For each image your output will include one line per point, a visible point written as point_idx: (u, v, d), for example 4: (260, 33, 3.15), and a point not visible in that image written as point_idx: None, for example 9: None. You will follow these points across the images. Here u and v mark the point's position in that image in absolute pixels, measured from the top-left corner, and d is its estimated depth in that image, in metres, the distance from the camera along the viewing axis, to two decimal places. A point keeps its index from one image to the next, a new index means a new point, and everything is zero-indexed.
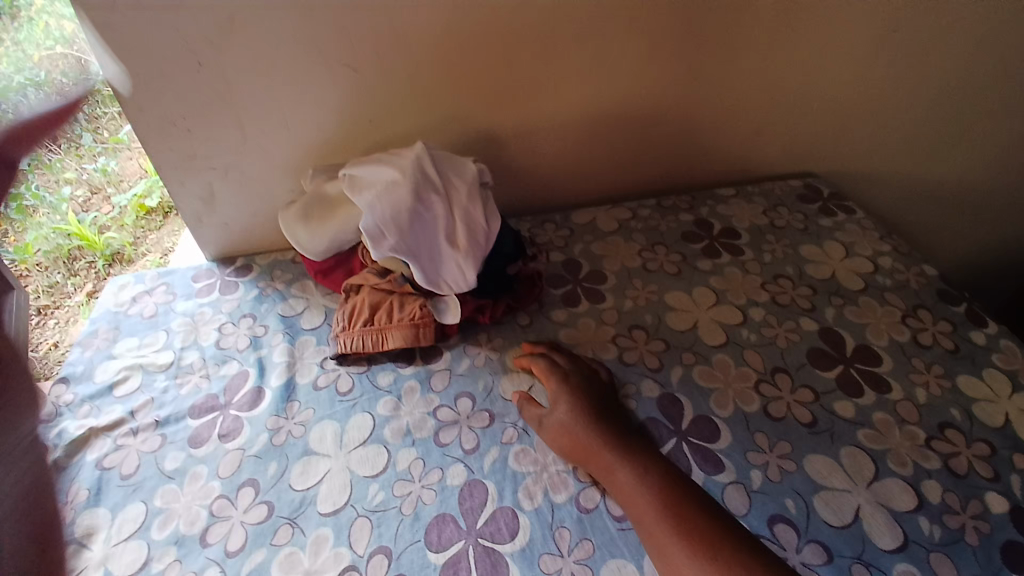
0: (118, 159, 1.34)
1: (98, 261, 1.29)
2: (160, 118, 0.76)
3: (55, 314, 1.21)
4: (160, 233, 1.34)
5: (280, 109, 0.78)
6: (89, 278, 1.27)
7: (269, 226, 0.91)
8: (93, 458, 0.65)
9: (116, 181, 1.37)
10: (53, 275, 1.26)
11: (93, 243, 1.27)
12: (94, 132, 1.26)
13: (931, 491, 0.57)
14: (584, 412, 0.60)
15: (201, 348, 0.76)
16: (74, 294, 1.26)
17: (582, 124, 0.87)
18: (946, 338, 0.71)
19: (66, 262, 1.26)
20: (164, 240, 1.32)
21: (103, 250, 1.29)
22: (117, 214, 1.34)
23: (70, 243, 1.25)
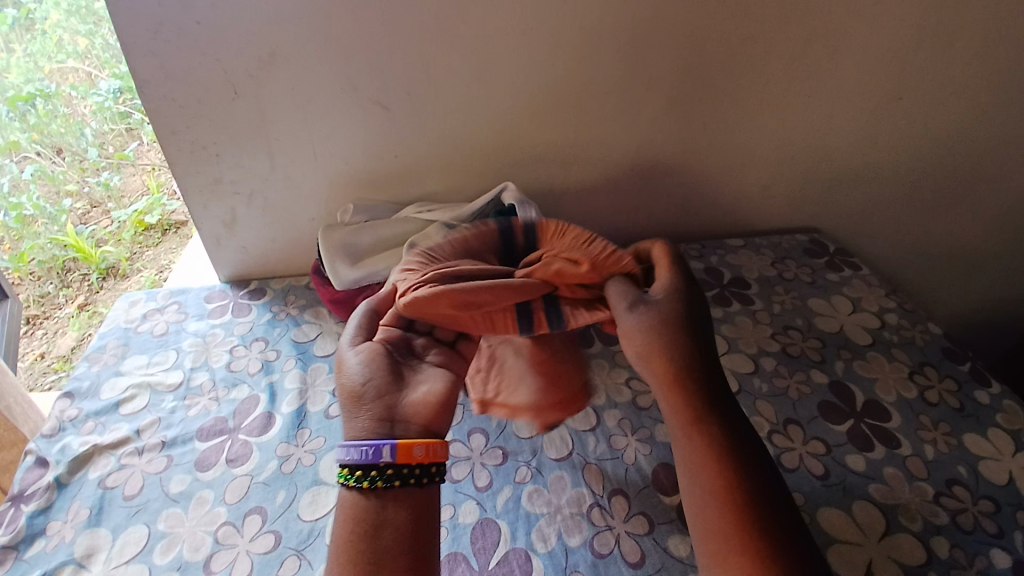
0: (122, 174, 1.35)
1: (93, 273, 1.28)
2: (194, 142, 0.78)
3: (44, 324, 1.23)
4: (157, 250, 1.31)
5: (311, 141, 0.80)
6: (82, 290, 1.27)
7: (286, 252, 0.91)
8: (95, 476, 0.64)
9: (117, 196, 1.35)
10: (47, 285, 1.26)
11: (89, 256, 1.26)
12: (99, 145, 1.33)
13: (939, 546, 0.56)
14: (690, 348, 0.50)
15: (211, 369, 0.75)
16: (65, 305, 1.26)
17: (600, 170, 0.90)
18: (951, 396, 0.72)
19: (61, 273, 1.27)
20: (161, 257, 1.30)
21: (99, 264, 1.28)
22: (115, 228, 1.32)
23: (67, 255, 1.26)
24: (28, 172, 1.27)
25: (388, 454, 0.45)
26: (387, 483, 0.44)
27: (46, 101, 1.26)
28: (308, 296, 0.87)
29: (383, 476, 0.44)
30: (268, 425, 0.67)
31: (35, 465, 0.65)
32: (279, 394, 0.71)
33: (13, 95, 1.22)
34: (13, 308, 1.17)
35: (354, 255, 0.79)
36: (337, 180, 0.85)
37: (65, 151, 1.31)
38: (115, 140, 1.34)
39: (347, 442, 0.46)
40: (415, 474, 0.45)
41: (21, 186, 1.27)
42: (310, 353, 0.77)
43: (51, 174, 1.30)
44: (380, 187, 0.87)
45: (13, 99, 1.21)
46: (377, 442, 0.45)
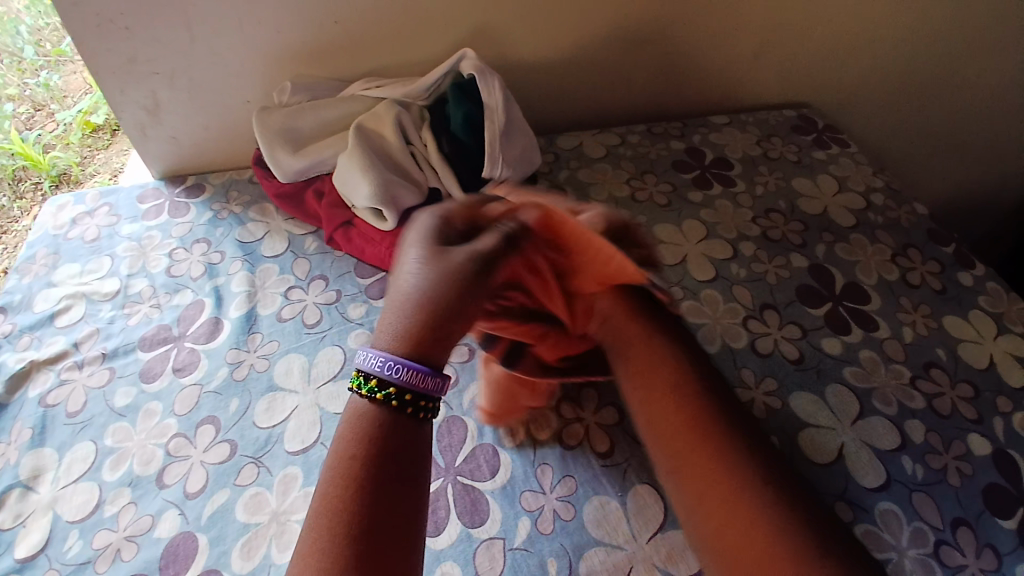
0: (62, 72, 1.19)
1: (45, 182, 1.10)
2: (93, 12, 0.67)
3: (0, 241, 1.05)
4: (108, 153, 1.16)
5: (231, 7, 0.68)
6: (38, 200, 1.08)
7: (223, 142, 0.82)
8: (36, 393, 0.60)
9: (59, 96, 1.17)
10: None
11: (38, 162, 1.08)
12: (34, 41, 1.17)
13: (914, 431, 0.56)
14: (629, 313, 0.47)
15: (150, 275, 0.69)
16: (21, 220, 1.08)
17: (570, 41, 0.80)
18: (934, 278, 0.70)
19: (12, 183, 1.08)
20: (113, 160, 1.15)
21: (49, 171, 1.10)
22: (61, 131, 1.14)
23: (16, 163, 1.08)
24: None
25: (424, 380, 0.37)
26: None
27: None
28: (252, 192, 0.79)
29: (414, 403, 0.37)
30: (215, 331, 0.63)
31: None
32: (226, 298, 0.66)
33: None
34: None
35: (295, 142, 0.71)
36: (271, 55, 0.74)
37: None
38: (52, 36, 1.18)
39: None
40: None
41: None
42: (258, 253, 0.71)
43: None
44: (321, 62, 0.76)
45: None
46: (414, 363, 0.37)
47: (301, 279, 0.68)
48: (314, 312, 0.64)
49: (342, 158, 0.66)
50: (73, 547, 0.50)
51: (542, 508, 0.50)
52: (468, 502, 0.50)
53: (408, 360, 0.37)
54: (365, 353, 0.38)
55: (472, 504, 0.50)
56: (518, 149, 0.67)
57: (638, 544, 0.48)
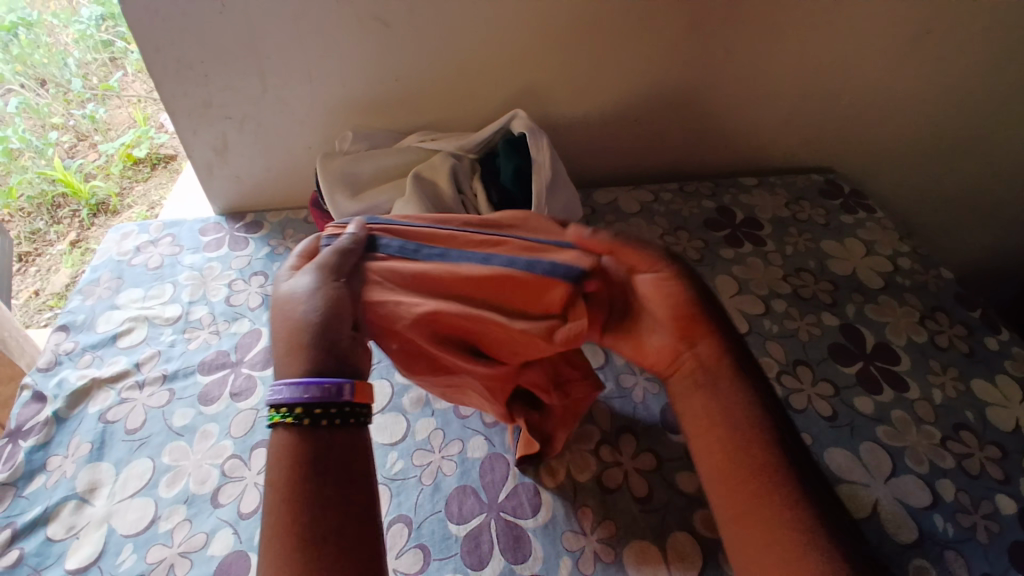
0: (108, 107, 1.29)
1: (83, 209, 1.21)
2: (178, 61, 0.73)
3: (36, 262, 1.19)
4: (147, 185, 1.24)
5: (304, 61, 0.75)
6: (73, 227, 1.20)
7: (283, 182, 0.87)
8: (95, 410, 0.63)
9: (104, 129, 1.28)
10: (37, 222, 1.21)
11: (78, 190, 1.19)
12: (83, 76, 1.28)
13: (946, 490, 0.57)
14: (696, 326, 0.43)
15: (210, 303, 0.73)
16: (56, 243, 1.20)
17: (610, 104, 0.85)
18: (961, 341, 0.71)
19: (50, 209, 1.20)
20: (152, 193, 1.22)
21: (88, 199, 1.21)
22: (104, 162, 1.24)
23: (55, 190, 1.19)
24: (13, 105, 1.23)
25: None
26: (318, 423, 0.35)
27: (28, 29, 1.22)
28: (307, 230, 0.84)
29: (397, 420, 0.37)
30: (271, 360, 0.66)
31: (31, 400, 0.64)
32: None
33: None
34: (5, 245, 1.13)
35: (356, 188, 0.75)
36: (336, 105, 0.80)
37: (49, 82, 1.26)
38: (99, 71, 1.28)
39: (279, 379, 0.36)
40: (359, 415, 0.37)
41: (7, 120, 1.23)
42: None
43: (35, 106, 1.25)
44: (380, 114, 0.82)
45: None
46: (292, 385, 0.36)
47: None
48: None
49: (399, 204, 0.70)
50: (126, 561, 0.52)
51: (584, 548, 0.51)
52: (511, 539, 0.52)
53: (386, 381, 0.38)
54: None
55: (515, 540, 0.51)
56: (563, 201, 0.72)
57: None
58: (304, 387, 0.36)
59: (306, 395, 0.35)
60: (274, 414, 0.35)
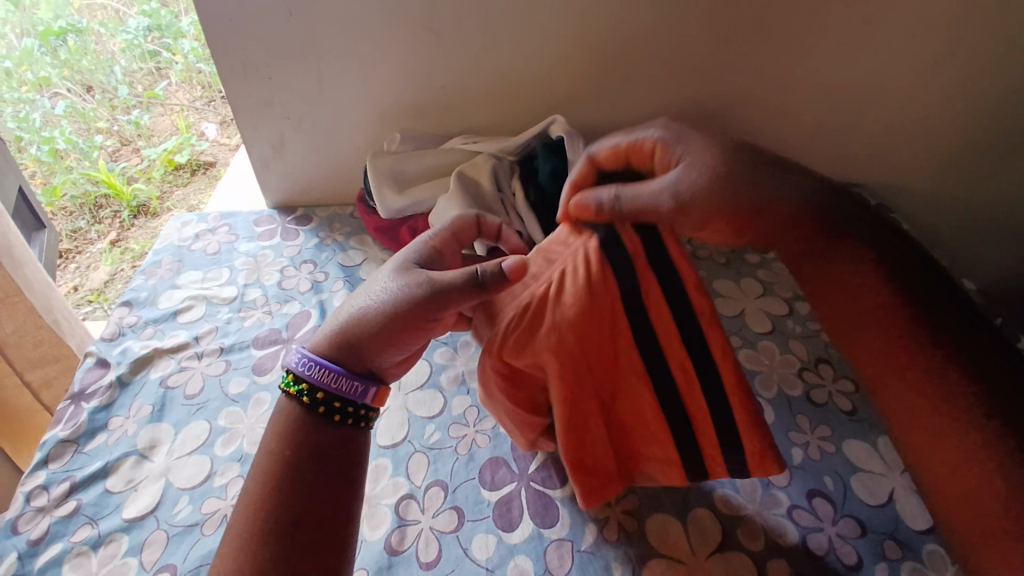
0: (152, 114, 1.40)
1: (124, 211, 1.28)
2: (245, 63, 0.80)
3: (77, 259, 1.24)
4: (185, 190, 1.30)
5: (359, 66, 0.81)
6: (113, 226, 1.27)
7: (331, 180, 0.93)
8: (157, 376, 0.69)
9: (146, 134, 1.38)
10: (79, 220, 1.28)
11: (120, 192, 1.26)
12: (129, 84, 1.39)
13: None
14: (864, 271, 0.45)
15: (263, 286, 0.79)
16: (96, 241, 1.26)
17: (642, 115, 0.90)
18: None
19: (92, 208, 1.28)
20: (190, 197, 1.28)
21: (129, 201, 1.28)
22: (146, 166, 1.32)
23: (99, 190, 1.27)
24: (60, 108, 1.35)
25: (338, 381, 0.49)
26: (333, 413, 0.49)
27: (77, 36, 1.38)
28: (352, 224, 0.89)
29: (327, 403, 0.48)
30: None
31: (96, 365, 0.70)
32: (329, 311, 0.75)
33: (46, 31, 1.35)
34: (50, 240, 1.21)
35: (403, 184, 0.81)
36: (385, 108, 0.86)
37: (97, 88, 1.38)
38: (145, 80, 1.41)
39: (303, 353, 0.50)
40: (359, 411, 0.50)
41: (54, 122, 1.34)
42: (357, 276, 0.80)
43: (82, 110, 1.36)
44: (425, 118, 0.88)
45: (45, 33, 1.35)
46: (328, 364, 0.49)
47: None
48: None
49: (443, 200, 0.76)
50: (182, 511, 0.57)
51: (608, 518, 0.54)
52: (540, 506, 0.55)
53: (316, 364, 0.49)
54: (295, 352, 0.50)
55: (543, 507, 0.55)
56: None
57: (697, 560, 0.52)
58: (315, 368, 0.49)
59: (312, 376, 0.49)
60: (297, 384, 0.49)
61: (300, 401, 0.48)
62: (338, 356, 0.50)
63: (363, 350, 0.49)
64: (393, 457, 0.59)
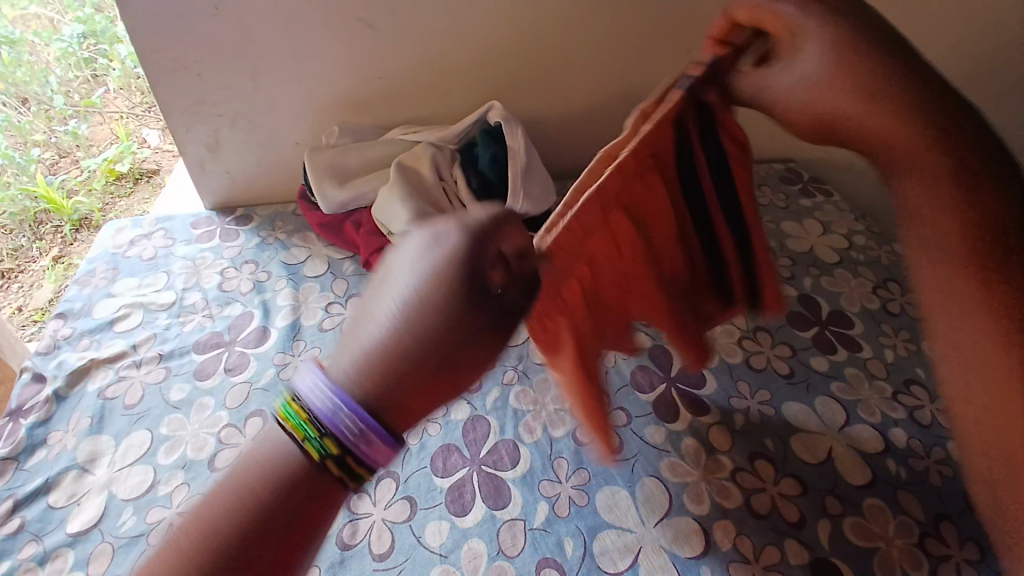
0: (90, 123, 1.31)
1: (66, 225, 1.20)
2: (173, 61, 0.78)
3: (20, 278, 1.15)
4: (130, 201, 1.24)
5: (292, 60, 0.79)
6: (55, 242, 1.19)
7: (272, 178, 0.91)
8: (94, 388, 0.66)
9: (85, 145, 1.28)
10: (19, 238, 1.18)
11: (61, 206, 1.18)
12: (65, 94, 1.29)
13: (898, 438, 0.62)
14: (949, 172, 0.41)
15: (204, 289, 0.77)
16: (39, 258, 1.17)
17: (584, 100, 0.90)
18: (913, 308, 0.77)
19: (33, 225, 1.19)
20: (134, 207, 1.21)
21: (70, 215, 1.20)
22: (86, 178, 1.25)
23: (38, 206, 1.18)
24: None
25: (374, 450, 0.33)
26: (343, 480, 0.34)
27: (9, 47, 1.25)
28: (295, 222, 0.87)
29: (346, 468, 0.33)
30: (264, 338, 0.70)
31: (31, 380, 0.67)
32: (273, 310, 0.74)
33: None
34: None
35: (343, 178, 0.80)
36: (323, 102, 0.84)
37: (31, 99, 1.26)
38: (81, 88, 1.31)
39: (324, 380, 0.34)
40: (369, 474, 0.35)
41: None
42: (301, 274, 0.79)
43: (17, 123, 1.25)
44: (364, 111, 0.87)
45: None
46: (361, 414, 0.33)
47: (340, 297, 0.75)
48: None
49: (383, 189, 0.76)
50: (127, 522, 0.55)
51: (559, 494, 0.55)
52: (492, 488, 0.56)
53: (347, 407, 0.33)
54: (315, 382, 0.33)
55: (496, 489, 0.56)
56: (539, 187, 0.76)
57: (646, 527, 0.53)
58: (343, 417, 0.33)
59: (335, 426, 0.33)
60: (307, 423, 0.33)
61: (302, 448, 0.33)
62: (384, 397, 0.33)
63: (404, 396, 0.34)
64: None
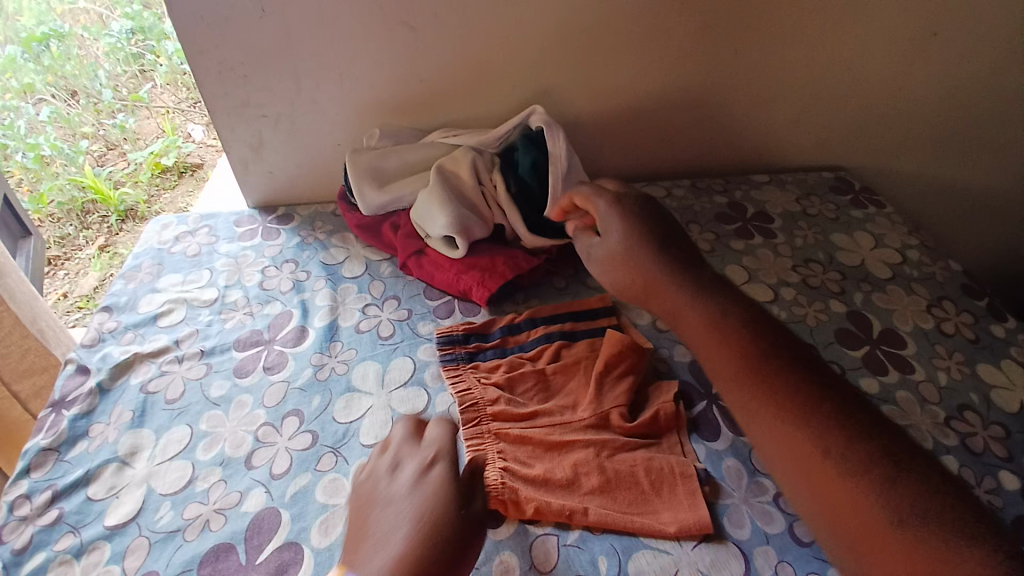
0: (137, 117, 1.35)
1: (112, 216, 1.24)
2: (220, 63, 0.79)
3: (66, 266, 1.19)
4: (174, 194, 1.27)
5: (335, 62, 0.80)
6: (101, 232, 1.23)
7: (313, 178, 0.92)
8: (138, 382, 0.68)
9: (133, 138, 1.33)
10: (66, 226, 1.22)
11: (107, 198, 1.22)
12: (114, 88, 1.33)
13: (949, 466, 0.59)
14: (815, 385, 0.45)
15: (244, 287, 0.78)
16: (85, 247, 1.21)
17: (625, 105, 0.89)
18: (968, 328, 0.73)
19: (80, 214, 1.23)
20: (178, 199, 1.25)
21: (117, 206, 1.24)
22: (133, 170, 1.29)
23: (86, 196, 1.22)
24: (45, 113, 1.27)
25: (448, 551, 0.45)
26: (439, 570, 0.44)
27: (60, 42, 1.29)
28: (334, 222, 0.89)
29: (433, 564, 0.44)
30: (301, 338, 0.71)
31: (76, 372, 0.69)
32: (311, 310, 0.74)
33: (27, 36, 1.26)
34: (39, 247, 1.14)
35: (382, 180, 0.80)
36: (363, 104, 0.85)
37: (80, 93, 1.31)
38: (129, 83, 1.35)
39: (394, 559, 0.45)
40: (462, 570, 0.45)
41: (38, 128, 1.27)
42: (339, 274, 0.79)
43: (66, 116, 1.29)
44: (404, 114, 0.87)
45: (27, 39, 1.25)
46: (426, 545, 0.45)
47: (376, 298, 0.76)
48: (389, 327, 0.72)
49: (422, 194, 0.75)
50: (164, 517, 0.56)
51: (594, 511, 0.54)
52: None
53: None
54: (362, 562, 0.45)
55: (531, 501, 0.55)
56: None
57: (683, 549, 0.51)
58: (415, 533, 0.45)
59: None
60: None
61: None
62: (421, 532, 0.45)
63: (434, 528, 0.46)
64: None
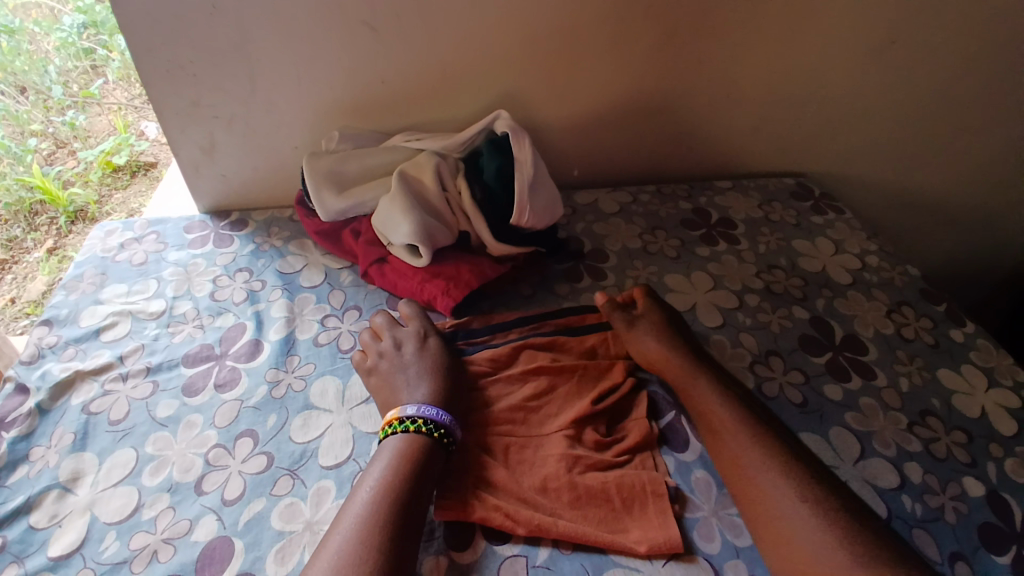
0: (87, 114, 1.26)
1: (61, 217, 1.16)
2: (167, 60, 0.74)
3: (13, 271, 1.10)
4: (126, 192, 1.22)
5: (292, 62, 0.76)
6: (50, 234, 1.14)
7: (269, 181, 0.88)
8: (78, 402, 0.63)
9: (83, 136, 1.24)
10: (13, 229, 1.12)
11: (56, 198, 1.14)
12: (63, 83, 1.23)
13: (913, 472, 0.59)
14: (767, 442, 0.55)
15: (195, 298, 0.74)
16: (32, 251, 1.14)
17: (593, 109, 0.88)
18: (927, 333, 0.74)
19: (27, 216, 1.14)
20: (131, 201, 1.19)
21: (66, 206, 1.16)
22: (82, 169, 1.21)
23: (32, 197, 1.13)
24: None
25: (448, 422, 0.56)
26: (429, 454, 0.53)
27: (8, 35, 1.14)
28: (292, 228, 0.85)
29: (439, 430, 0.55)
30: (256, 352, 0.67)
31: (13, 393, 0.64)
32: (267, 323, 0.71)
33: None
34: None
35: (341, 186, 0.77)
36: (321, 105, 0.81)
37: (29, 88, 1.18)
38: (80, 78, 1.25)
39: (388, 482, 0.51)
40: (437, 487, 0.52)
41: None
42: (297, 284, 0.76)
43: (14, 112, 1.17)
44: (364, 116, 0.84)
45: None
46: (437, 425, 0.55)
47: (336, 309, 0.73)
48: (349, 340, 0.69)
49: (385, 201, 0.72)
50: (110, 548, 0.52)
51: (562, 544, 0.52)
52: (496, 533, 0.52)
53: (446, 412, 0.57)
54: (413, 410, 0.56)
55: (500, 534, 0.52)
56: (546, 199, 0.73)
57: (654, 567, 0.50)
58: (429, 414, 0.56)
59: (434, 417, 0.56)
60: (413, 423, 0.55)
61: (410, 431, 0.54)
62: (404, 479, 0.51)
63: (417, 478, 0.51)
64: (336, 477, 0.56)
